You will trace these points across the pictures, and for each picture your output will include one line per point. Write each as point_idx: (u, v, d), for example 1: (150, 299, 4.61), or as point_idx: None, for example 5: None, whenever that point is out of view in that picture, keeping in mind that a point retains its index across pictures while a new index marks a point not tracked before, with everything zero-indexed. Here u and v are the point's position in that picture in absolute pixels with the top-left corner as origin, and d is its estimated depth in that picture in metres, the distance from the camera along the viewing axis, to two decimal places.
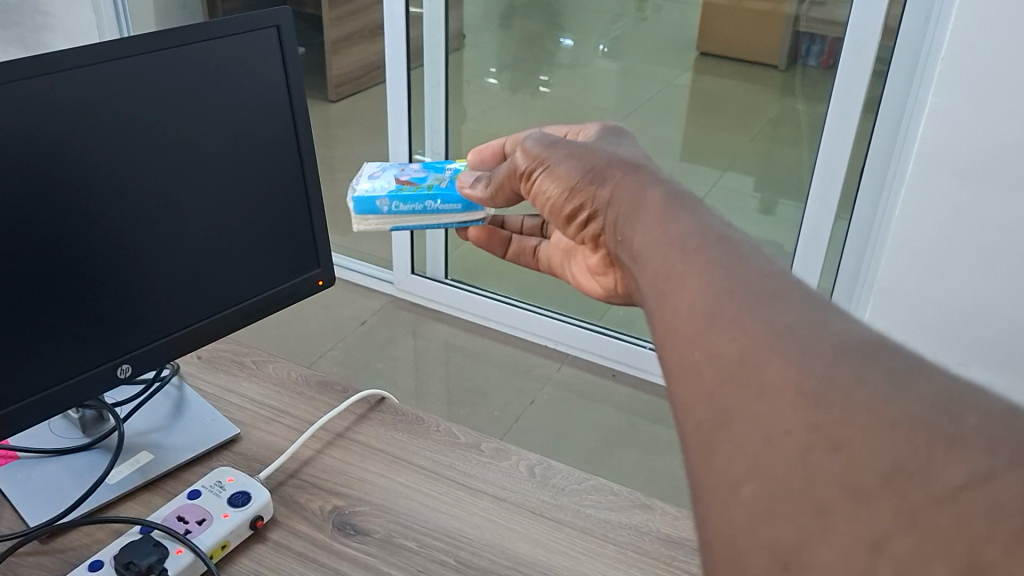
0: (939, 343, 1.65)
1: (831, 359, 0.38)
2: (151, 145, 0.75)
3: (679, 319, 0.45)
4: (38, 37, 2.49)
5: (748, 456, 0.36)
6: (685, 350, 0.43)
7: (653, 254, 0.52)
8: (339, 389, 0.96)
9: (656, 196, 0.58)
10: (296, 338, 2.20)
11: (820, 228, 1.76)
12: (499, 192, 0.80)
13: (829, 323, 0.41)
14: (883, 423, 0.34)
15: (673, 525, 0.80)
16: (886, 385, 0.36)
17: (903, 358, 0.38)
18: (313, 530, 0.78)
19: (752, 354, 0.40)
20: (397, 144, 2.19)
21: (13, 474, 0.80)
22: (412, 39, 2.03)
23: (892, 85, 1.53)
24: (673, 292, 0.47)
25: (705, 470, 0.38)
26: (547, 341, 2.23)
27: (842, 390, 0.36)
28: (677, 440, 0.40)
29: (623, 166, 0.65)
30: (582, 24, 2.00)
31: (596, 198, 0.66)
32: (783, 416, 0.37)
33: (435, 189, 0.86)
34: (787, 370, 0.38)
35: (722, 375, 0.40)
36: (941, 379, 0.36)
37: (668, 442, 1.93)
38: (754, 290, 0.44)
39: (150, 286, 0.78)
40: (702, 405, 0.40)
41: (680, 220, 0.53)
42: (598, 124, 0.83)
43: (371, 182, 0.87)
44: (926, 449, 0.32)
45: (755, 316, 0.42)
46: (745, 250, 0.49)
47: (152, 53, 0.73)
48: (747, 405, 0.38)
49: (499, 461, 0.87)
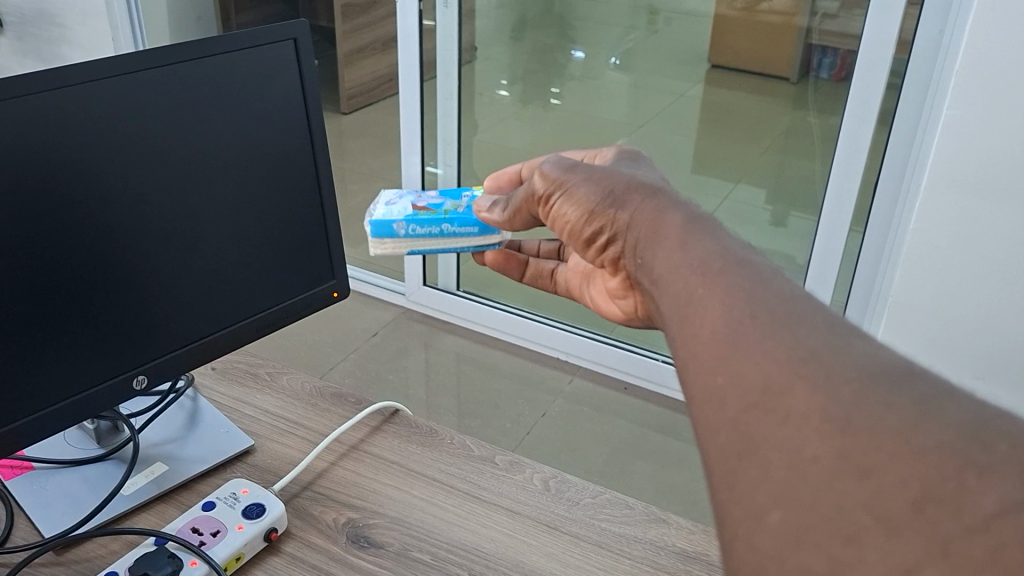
0: (954, 357, 1.63)
1: (857, 385, 0.39)
2: (170, 158, 0.75)
3: (701, 344, 0.46)
4: (55, 49, 2.52)
5: (775, 484, 0.38)
6: (708, 374, 0.44)
7: (675, 278, 0.52)
8: (353, 401, 0.96)
9: (675, 221, 0.58)
10: (308, 349, 2.20)
11: (833, 241, 1.75)
12: (517, 215, 0.81)
13: (853, 348, 0.42)
14: (912, 451, 0.35)
15: (688, 540, 0.80)
16: (913, 410, 0.37)
17: (929, 384, 0.39)
18: (327, 542, 0.78)
19: (776, 379, 0.41)
20: (409, 158, 2.18)
21: (29, 485, 0.80)
22: (426, 51, 2.05)
23: (906, 97, 1.53)
24: (695, 316, 0.48)
25: (730, 497, 0.39)
26: (559, 354, 2.22)
27: (869, 417, 0.37)
28: (701, 466, 0.42)
29: (641, 190, 0.65)
30: (593, 37, 2.05)
31: (615, 223, 0.66)
32: (809, 443, 0.38)
33: (452, 213, 0.89)
34: (813, 398, 0.39)
35: (746, 402, 0.41)
36: (968, 405, 0.37)
37: (681, 455, 1.92)
38: (776, 314, 0.45)
39: (166, 298, 0.78)
40: (726, 431, 0.41)
41: (701, 243, 0.54)
42: (615, 147, 0.84)
43: (389, 207, 0.91)
44: (954, 476, 0.33)
45: (778, 340, 0.43)
46: (767, 275, 0.49)
47: (171, 65, 0.74)
48: (773, 432, 0.39)
49: (514, 474, 0.87)
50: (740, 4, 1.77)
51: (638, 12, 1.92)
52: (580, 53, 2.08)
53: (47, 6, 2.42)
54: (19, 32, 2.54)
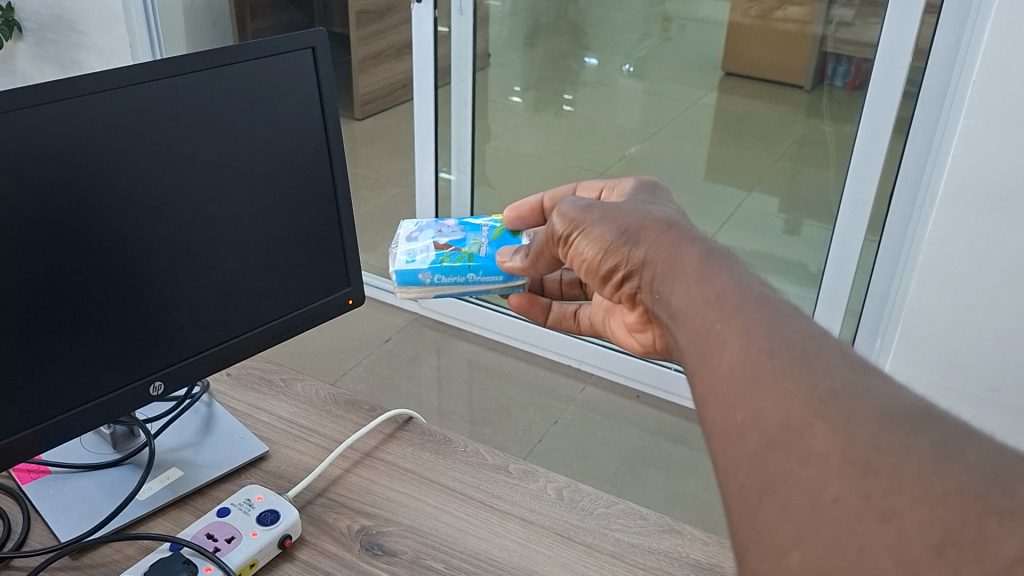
0: (970, 368, 1.63)
1: (877, 425, 0.42)
2: (191, 166, 0.76)
3: (720, 378, 0.50)
4: (72, 54, 2.54)
5: (795, 525, 0.41)
6: (727, 410, 0.48)
7: (692, 313, 0.55)
8: (367, 407, 0.96)
9: (692, 255, 0.61)
10: (320, 355, 2.21)
11: (847, 251, 1.74)
12: (539, 260, 0.82)
13: (872, 388, 0.45)
14: (931, 492, 0.38)
15: (702, 551, 0.80)
16: (932, 453, 0.40)
17: (947, 424, 0.42)
18: (340, 549, 0.78)
19: (796, 418, 0.44)
20: (423, 163, 2.24)
21: (45, 490, 0.81)
22: (440, 57, 2.06)
23: (923, 107, 1.52)
24: (713, 349, 0.52)
25: (753, 539, 0.43)
26: (571, 361, 2.22)
27: (889, 458, 0.40)
28: (723, 503, 0.45)
29: (655, 228, 0.67)
30: (606, 44, 2.00)
31: (630, 259, 0.67)
32: (830, 483, 0.41)
33: (476, 259, 0.88)
34: (833, 437, 0.42)
35: (766, 439, 0.45)
36: (986, 448, 0.40)
37: (694, 464, 1.91)
38: (794, 351, 0.48)
39: (183, 305, 0.78)
40: (747, 468, 0.45)
41: (718, 277, 0.57)
42: (633, 178, 0.85)
43: (412, 251, 0.90)
44: (975, 520, 0.36)
45: (797, 378, 0.46)
46: (785, 310, 0.52)
47: (193, 73, 0.74)
48: (793, 471, 0.43)
49: (528, 483, 0.87)
50: (754, 12, 1.75)
51: (651, 20, 1.89)
52: (593, 60, 2.06)
53: (66, 11, 2.45)
54: (36, 37, 2.57)
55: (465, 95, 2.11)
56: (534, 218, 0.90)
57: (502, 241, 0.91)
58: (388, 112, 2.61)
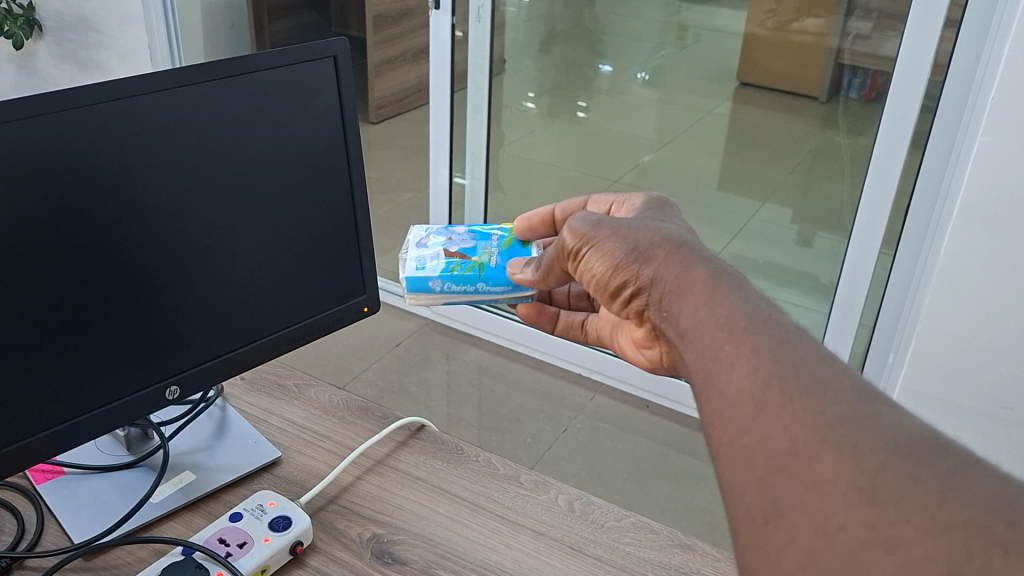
0: (982, 386, 1.62)
1: (885, 455, 0.42)
2: (212, 173, 0.76)
3: (728, 401, 0.49)
4: (92, 54, 2.56)
5: (802, 550, 0.41)
6: (735, 433, 0.48)
7: (702, 331, 0.55)
8: (379, 415, 0.96)
9: (702, 274, 0.61)
10: (331, 358, 2.22)
11: (860, 267, 1.74)
12: (550, 274, 0.82)
13: (881, 414, 0.45)
14: (938, 524, 0.38)
15: (713, 567, 0.79)
16: (940, 484, 0.40)
17: (955, 455, 0.42)
18: (351, 557, 0.78)
19: (804, 443, 0.44)
20: (437, 166, 2.24)
21: (59, 490, 0.81)
22: (457, 63, 2.07)
23: (941, 122, 1.51)
24: (721, 371, 0.51)
25: (759, 561, 0.43)
26: (582, 370, 2.22)
27: (897, 487, 0.40)
28: (730, 528, 0.45)
29: (663, 245, 0.67)
30: (621, 52, 2.00)
31: (638, 277, 0.67)
32: (836, 510, 0.41)
33: (486, 270, 0.88)
34: (840, 464, 0.42)
35: (774, 462, 0.45)
36: (995, 481, 0.40)
37: (703, 475, 1.91)
38: (804, 375, 0.48)
39: (200, 312, 0.79)
40: (753, 491, 0.45)
41: (727, 298, 0.56)
42: (644, 194, 0.85)
43: (421, 259, 0.90)
44: (980, 554, 0.37)
45: (806, 403, 0.46)
46: (795, 333, 0.52)
47: (216, 81, 0.75)
48: (801, 496, 0.43)
49: (539, 494, 0.87)
50: (772, 24, 1.75)
51: (669, 27, 1.92)
52: (607, 68, 2.05)
53: (87, 11, 2.47)
54: (57, 37, 2.59)
55: (481, 102, 2.12)
56: (545, 229, 0.92)
57: (513, 251, 0.91)
58: None
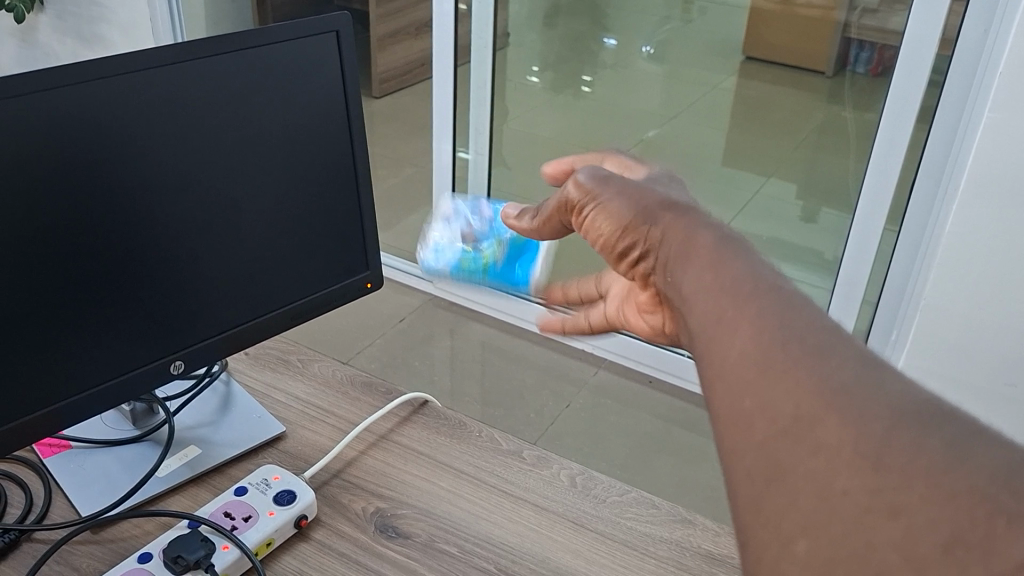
0: (985, 363, 1.62)
1: (888, 423, 0.42)
2: (217, 147, 0.76)
3: (730, 366, 0.50)
4: (93, 28, 2.55)
5: (802, 517, 0.41)
6: (737, 398, 0.48)
7: (704, 298, 0.55)
8: (383, 390, 0.96)
9: (707, 240, 0.60)
10: (335, 334, 2.22)
11: (865, 243, 1.73)
12: (546, 226, 0.81)
13: (885, 383, 0.45)
14: (941, 491, 0.38)
15: (714, 542, 0.80)
16: (943, 452, 0.40)
17: (959, 422, 0.41)
18: (355, 530, 0.79)
19: (807, 410, 0.44)
20: (440, 141, 2.23)
21: (66, 463, 0.82)
22: (459, 37, 2.05)
23: (949, 95, 1.50)
24: (723, 338, 0.52)
25: (760, 529, 0.43)
26: (585, 346, 2.22)
27: (900, 454, 0.40)
28: (730, 498, 0.46)
29: (670, 205, 0.67)
30: (627, 24, 2.02)
31: (646, 238, 0.66)
32: (839, 477, 0.41)
33: (489, 264, 0.91)
34: (843, 431, 0.42)
35: (777, 429, 0.45)
36: (999, 448, 0.40)
37: (705, 450, 1.92)
38: (806, 343, 0.48)
39: (207, 285, 0.79)
40: (755, 455, 0.45)
41: (731, 264, 0.56)
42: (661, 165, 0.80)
43: (440, 244, 0.94)
44: (984, 521, 0.36)
45: (810, 371, 0.46)
46: (798, 301, 0.52)
47: (219, 55, 0.75)
48: (803, 462, 0.43)
49: (541, 469, 0.87)
50: None
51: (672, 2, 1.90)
52: (613, 35, 2.08)
53: None
54: (58, 10, 2.58)
55: (484, 76, 2.11)
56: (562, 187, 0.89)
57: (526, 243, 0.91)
58: (407, 90, 2.61)
